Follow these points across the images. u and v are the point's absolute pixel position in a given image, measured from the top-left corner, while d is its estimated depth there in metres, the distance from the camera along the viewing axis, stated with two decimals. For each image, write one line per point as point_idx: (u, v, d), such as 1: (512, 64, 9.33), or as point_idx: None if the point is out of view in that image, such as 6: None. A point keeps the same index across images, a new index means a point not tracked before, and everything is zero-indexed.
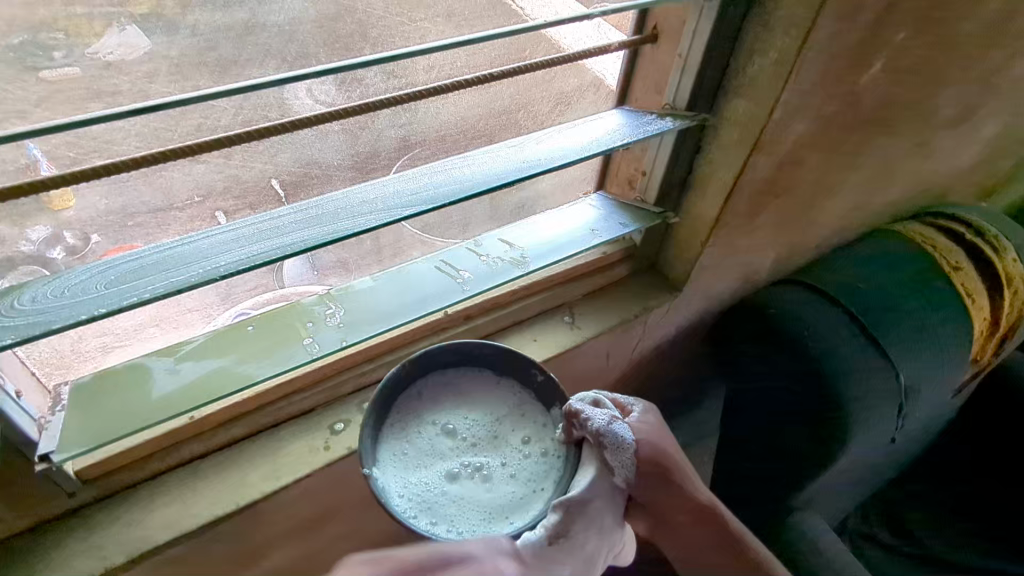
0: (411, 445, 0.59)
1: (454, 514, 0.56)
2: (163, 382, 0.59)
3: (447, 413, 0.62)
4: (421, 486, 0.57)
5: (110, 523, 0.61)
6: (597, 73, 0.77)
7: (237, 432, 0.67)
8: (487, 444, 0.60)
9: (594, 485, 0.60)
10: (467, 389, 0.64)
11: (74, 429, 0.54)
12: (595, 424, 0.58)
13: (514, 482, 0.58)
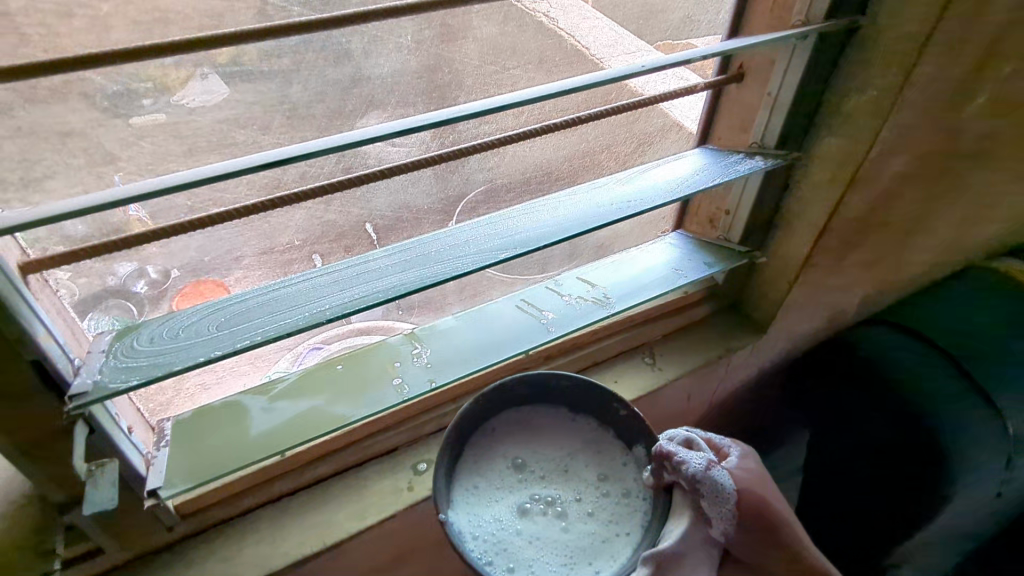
0: (483, 486, 0.57)
1: (531, 558, 0.53)
2: (259, 420, 0.60)
3: (520, 452, 0.59)
4: (494, 525, 0.54)
5: (204, 558, 0.62)
6: (674, 115, 0.77)
7: (324, 469, 0.68)
8: (560, 478, 0.58)
9: (689, 537, 0.55)
10: (540, 425, 0.61)
11: (179, 465, 0.57)
12: (692, 468, 0.55)
13: (594, 527, 0.55)
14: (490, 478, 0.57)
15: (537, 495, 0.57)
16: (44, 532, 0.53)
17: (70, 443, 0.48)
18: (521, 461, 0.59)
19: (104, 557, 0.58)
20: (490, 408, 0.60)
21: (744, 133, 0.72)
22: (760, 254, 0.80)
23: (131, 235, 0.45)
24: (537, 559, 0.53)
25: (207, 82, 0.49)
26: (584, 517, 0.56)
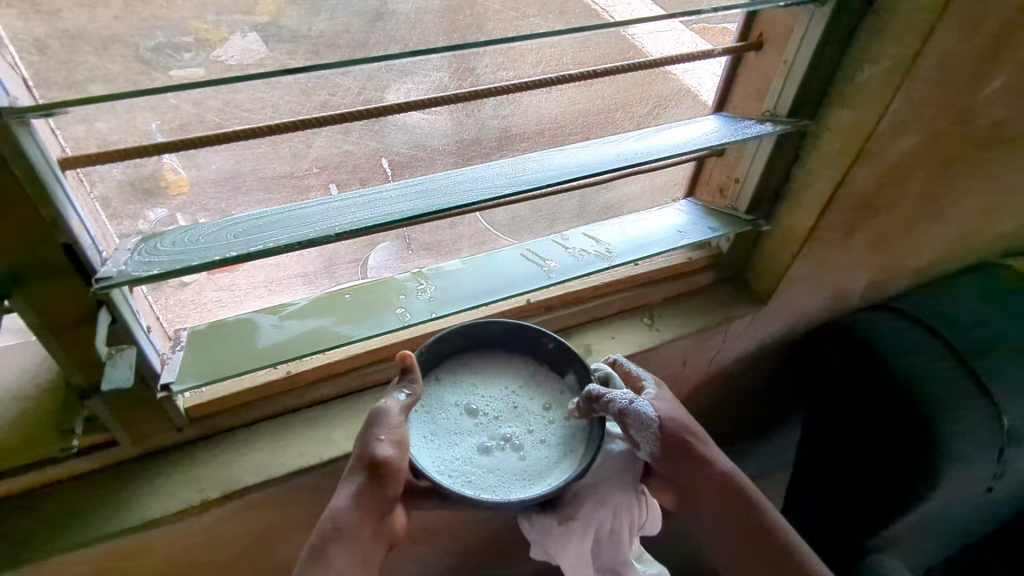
0: (438, 430, 0.61)
1: (497, 484, 0.58)
2: (268, 334, 0.64)
3: (465, 393, 0.63)
4: (458, 461, 0.59)
5: (209, 461, 0.66)
6: (691, 85, 0.78)
7: (326, 391, 0.72)
8: (509, 413, 0.63)
9: (613, 463, 0.66)
10: (484, 367, 0.66)
11: (190, 366, 0.60)
12: (618, 404, 0.59)
13: (546, 448, 0.61)
14: (443, 421, 0.61)
15: (491, 429, 0.61)
16: (67, 412, 0.58)
17: (95, 326, 0.52)
18: (472, 401, 0.63)
19: (118, 450, 0.63)
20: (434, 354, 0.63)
21: (758, 101, 0.73)
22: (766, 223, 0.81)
23: (166, 141, 0.49)
24: (502, 483, 0.57)
25: (245, 41, 0.53)
26: (534, 440, 0.61)
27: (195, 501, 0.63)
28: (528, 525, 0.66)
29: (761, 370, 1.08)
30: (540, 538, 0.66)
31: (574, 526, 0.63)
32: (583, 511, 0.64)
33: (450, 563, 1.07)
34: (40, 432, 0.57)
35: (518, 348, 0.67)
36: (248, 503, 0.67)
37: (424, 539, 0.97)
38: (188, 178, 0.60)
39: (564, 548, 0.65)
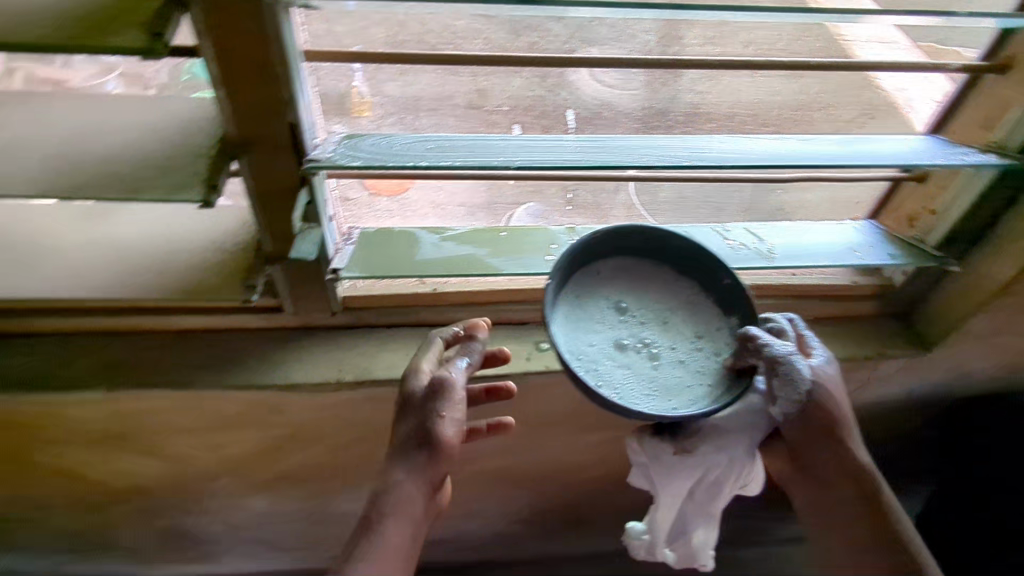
0: (585, 315, 0.61)
1: (622, 383, 0.58)
2: (427, 250, 0.69)
3: (622, 294, 0.64)
4: (592, 348, 0.59)
5: (350, 348, 0.73)
6: (900, 101, 0.73)
7: (462, 317, 0.75)
8: (657, 327, 0.62)
9: (743, 412, 0.66)
10: (646, 277, 0.65)
11: (358, 259, 0.67)
12: (772, 351, 0.59)
13: (680, 373, 0.60)
14: (590, 310, 0.62)
15: (635, 334, 0.61)
16: (252, 270, 0.66)
17: (293, 200, 0.59)
18: (625, 303, 0.63)
19: (280, 317, 0.72)
20: (604, 250, 0.64)
21: (984, 129, 0.65)
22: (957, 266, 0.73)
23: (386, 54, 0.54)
24: (626, 385, 0.58)
25: None
26: (673, 362, 0.61)
27: (332, 378, 0.71)
28: (639, 446, 0.66)
29: (901, 424, 0.99)
30: (643, 461, 0.66)
31: (684, 460, 0.64)
32: (699, 447, 0.64)
33: (526, 507, 1.12)
34: (224, 283, 0.64)
35: (687, 273, 0.66)
36: (372, 394, 0.74)
37: (511, 478, 1.02)
38: (369, 103, 0.65)
39: (667, 476, 0.65)
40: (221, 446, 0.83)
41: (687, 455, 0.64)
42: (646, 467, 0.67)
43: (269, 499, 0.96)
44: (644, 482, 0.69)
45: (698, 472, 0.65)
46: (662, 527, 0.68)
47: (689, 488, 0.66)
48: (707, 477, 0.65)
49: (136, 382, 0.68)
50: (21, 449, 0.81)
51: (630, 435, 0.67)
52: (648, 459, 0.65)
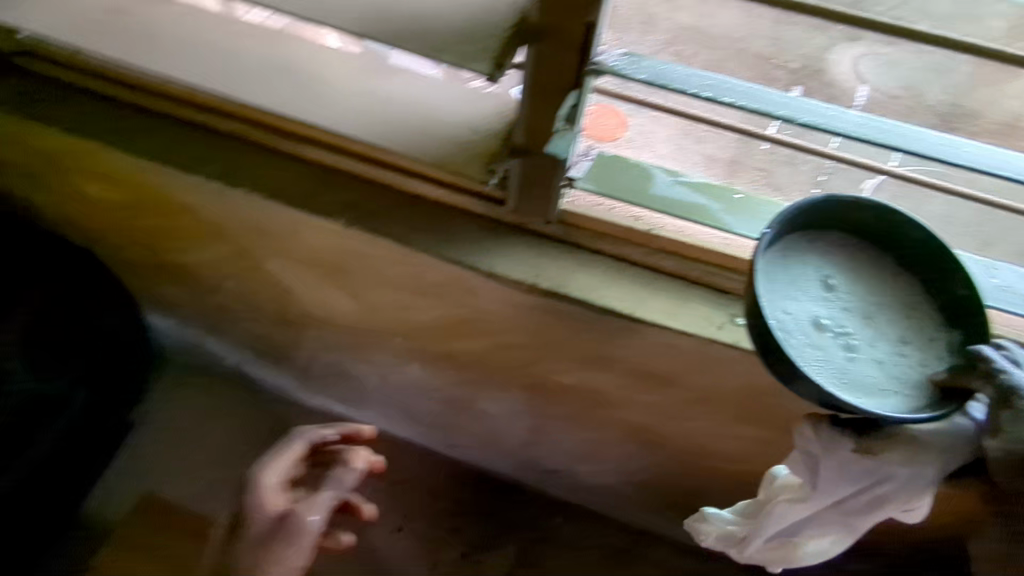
0: (792, 281, 0.60)
1: (812, 359, 0.57)
2: (661, 185, 0.69)
3: (834, 273, 0.62)
4: (790, 315, 0.59)
5: (551, 258, 0.75)
6: None
7: (666, 265, 0.74)
8: (861, 317, 0.61)
9: (947, 435, 0.61)
10: (863, 266, 0.63)
11: (595, 172, 0.70)
12: (1010, 380, 0.54)
13: (874, 369, 0.58)
14: (800, 279, 0.61)
15: (836, 317, 0.60)
16: (496, 156, 0.68)
17: (564, 100, 0.62)
18: (834, 283, 0.61)
19: (498, 210, 0.75)
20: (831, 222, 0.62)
21: None
22: None
23: None
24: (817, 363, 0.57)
25: None
26: (871, 357, 0.59)
27: (528, 280, 0.73)
28: (811, 432, 0.63)
29: None
30: (814, 448, 0.63)
31: (862, 463, 0.61)
32: (887, 455, 0.60)
33: (644, 468, 1.12)
34: (468, 161, 0.68)
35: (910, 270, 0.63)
36: (556, 308, 0.76)
37: (645, 438, 1.02)
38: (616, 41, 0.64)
39: (835, 473, 0.62)
40: (409, 308, 0.90)
41: (870, 457, 0.61)
42: (813, 456, 0.64)
43: (427, 367, 1.07)
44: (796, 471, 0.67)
45: (869, 479, 0.62)
46: (775, 525, 0.69)
47: (846, 492, 0.64)
48: (875, 487, 0.63)
49: (368, 226, 0.76)
50: (252, 255, 0.93)
51: (805, 417, 0.63)
52: (823, 449, 0.62)
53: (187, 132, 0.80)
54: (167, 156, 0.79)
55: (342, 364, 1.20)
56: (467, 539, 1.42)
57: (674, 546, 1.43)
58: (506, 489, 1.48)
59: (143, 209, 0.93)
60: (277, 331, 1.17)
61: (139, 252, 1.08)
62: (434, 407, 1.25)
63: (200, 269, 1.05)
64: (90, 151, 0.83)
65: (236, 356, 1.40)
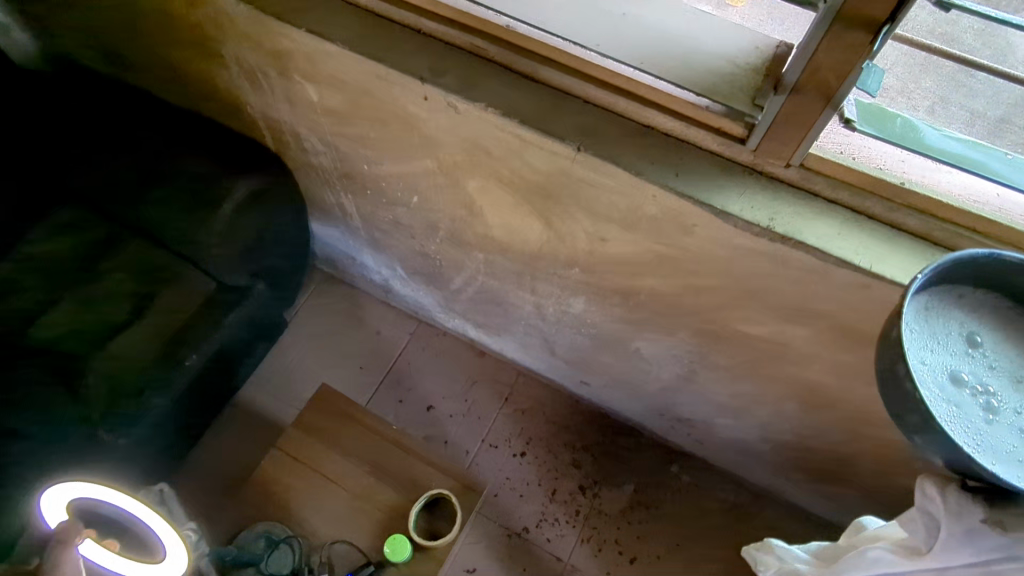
0: (934, 327, 0.55)
1: (948, 415, 0.51)
2: (935, 137, 0.67)
3: (977, 329, 0.56)
4: (930, 363, 0.53)
5: (785, 204, 0.74)
6: None
7: (907, 221, 0.71)
8: (1006, 384, 0.54)
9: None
10: (1015, 330, 0.57)
11: (867, 118, 0.68)
12: None
13: (1018, 441, 0.52)
14: (942, 328, 0.55)
15: (978, 375, 0.54)
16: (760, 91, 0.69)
17: (871, 42, 0.58)
18: (975, 338, 0.56)
19: (736, 149, 0.74)
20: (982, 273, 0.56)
21: None
22: None
23: None
24: (953, 422, 0.51)
25: None
26: (1016, 429, 0.52)
27: (761, 222, 0.73)
28: (936, 494, 0.57)
29: None
30: (933, 509, 0.57)
31: (990, 538, 0.54)
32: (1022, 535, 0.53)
33: (792, 426, 1.13)
34: (736, 91, 0.69)
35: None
36: (779, 251, 0.75)
37: (811, 396, 1.01)
38: None
39: (952, 542, 0.56)
40: (605, 241, 0.92)
41: (1001, 533, 0.53)
42: (933, 517, 0.58)
43: (594, 302, 1.09)
44: (911, 528, 0.61)
45: (996, 554, 0.55)
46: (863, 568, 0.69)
47: (961, 563, 0.57)
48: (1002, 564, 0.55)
49: (600, 152, 0.77)
50: (454, 173, 0.96)
51: (928, 477, 0.57)
52: (942, 513, 0.56)
53: (427, 44, 0.83)
54: (409, 67, 0.82)
55: (500, 290, 1.24)
56: (586, 473, 1.47)
57: (791, 509, 1.44)
58: (626, 431, 1.52)
59: (357, 118, 0.97)
60: (444, 251, 1.22)
61: (333, 161, 1.13)
62: (577, 343, 1.27)
63: (389, 183, 1.09)
64: (329, 55, 0.86)
65: (388, 272, 1.46)
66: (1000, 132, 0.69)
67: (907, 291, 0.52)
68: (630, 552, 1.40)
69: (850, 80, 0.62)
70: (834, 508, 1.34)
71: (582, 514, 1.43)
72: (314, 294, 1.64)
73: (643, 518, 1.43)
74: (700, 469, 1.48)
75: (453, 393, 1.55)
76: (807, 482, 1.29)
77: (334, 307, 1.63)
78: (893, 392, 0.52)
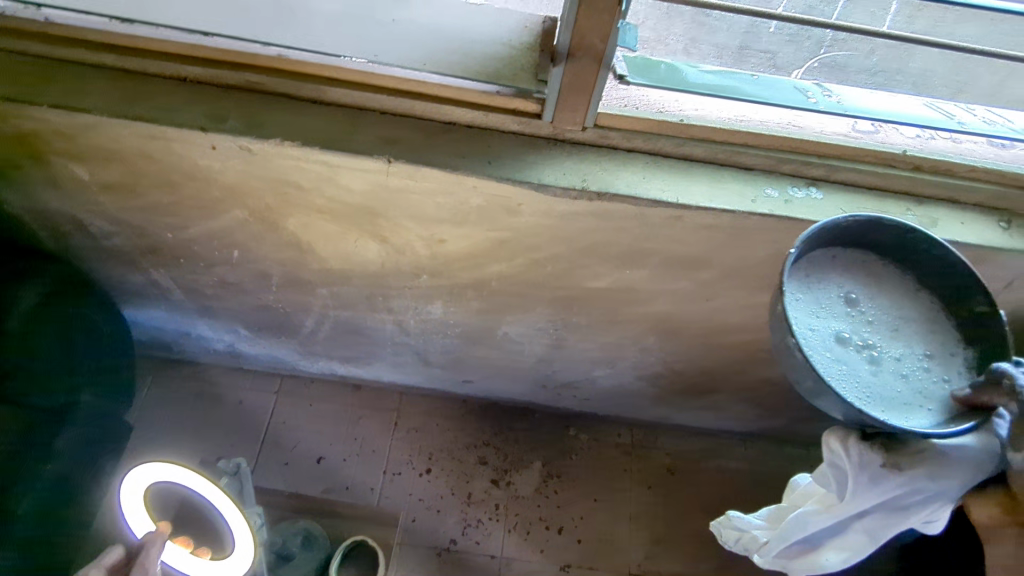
0: (817, 295, 0.64)
1: (839, 375, 0.61)
2: (693, 74, 0.75)
3: (853, 290, 0.65)
4: (817, 329, 0.62)
5: (593, 165, 0.79)
6: None
7: (694, 152, 0.80)
8: (885, 334, 0.64)
9: (978, 449, 0.68)
10: (883, 282, 0.67)
11: (639, 70, 0.74)
12: None
13: (900, 385, 0.62)
14: (823, 295, 0.64)
15: (860, 331, 0.64)
16: (539, 67, 0.73)
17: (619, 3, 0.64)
18: (853, 297, 0.65)
19: (536, 125, 0.77)
20: (849, 237, 0.66)
21: None
22: None
23: None
24: (844, 380, 0.60)
25: None
26: (895, 372, 0.63)
27: (577, 186, 0.77)
28: (842, 450, 0.66)
29: None
30: (842, 463, 0.66)
31: (889, 477, 0.66)
32: (913, 469, 0.66)
33: (658, 359, 1.22)
34: (520, 72, 0.73)
35: (933, 286, 0.67)
36: (598, 207, 0.81)
37: (664, 328, 1.11)
38: None
39: (864, 487, 0.66)
40: (442, 241, 0.92)
41: (898, 472, 0.66)
42: (841, 469, 0.67)
43: (451, 302, 1.09)
44: (823, 482, 0.70)
45: (896, 492, 0.67)
46: (799, 532, 0.74)
47: (874, 505, 0.68)
48: (896, 499, 0.68)
49: (412, 159, 0.77)
50: (269, 217, 0.91)
51: (832, 434, 0.66)
52: (853, 465, 0.65)
53: (197, 93, 0.77)
54: (184, 119, 0.76)
55: (355, 319, 1.20)
56: (494, 466, 1.48)
57: (680, 431, 1.56)
58: (518, 413, 1.55)
59: (142, 187, 0.89)
60: (285, 297, 1.15)
61: (129, 239, 1.02)
62: (448, 347, 1.28)
63: (201, 245, 1.01)
64: (86, 128, 0.78)
65: (230, 337, 1.36)
66: (740, 57, 0.79)
67: (783, 273, 0.61)
68: (556, 524, 1.44)
69: (612, 40, 0.67)
70: (714, 416, 1.47)
71: (502, 506, 1.45)
72: (153, 383, 1.48)
73: (558, 488, 1.48)
74: (594, 425, 1.55)
75: (339, 436, 1.48)
76: (686, 403, 1.41)
77: (181, 391, 1.48)
78: (788, 360, 0.61)
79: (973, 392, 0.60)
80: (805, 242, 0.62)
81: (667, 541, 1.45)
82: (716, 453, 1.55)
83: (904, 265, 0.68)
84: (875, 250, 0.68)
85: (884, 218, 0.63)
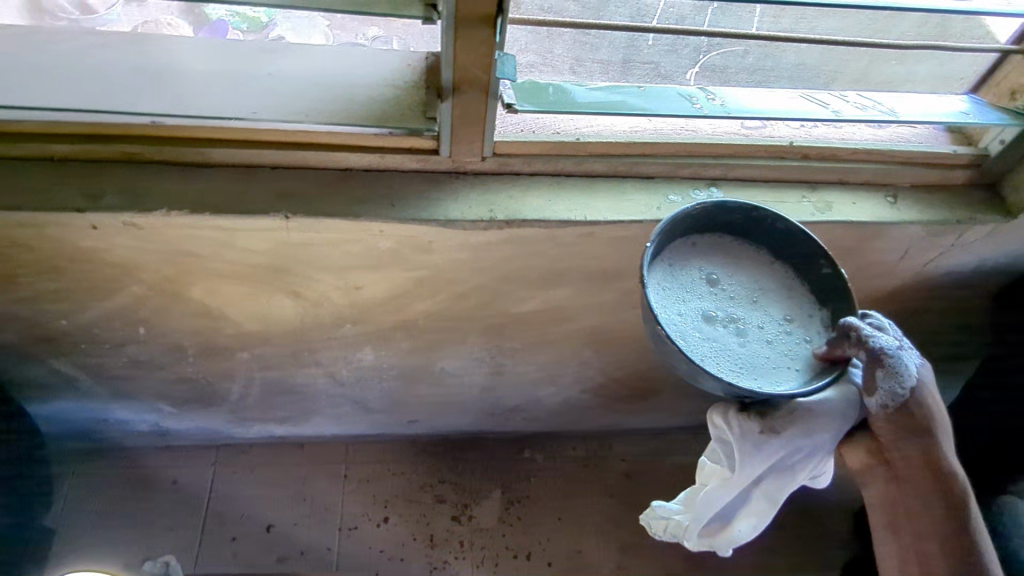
0: (680, 281, 0.68)
1: (709, 353, 0.64)
2: (580, 94, 0.74)
3: (714, 270, 0.70)
4: (683, 313, 0.66)
5: (497, 193, 0.79)
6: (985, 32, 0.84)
7: (594, 168, 0.81)
8: (749, 306, 0.68)
9: (839, 400, 0.71)
10: (740, 259, 0.72)
11: (524, 95, 0.71)
12: (873, 344, 0.64)
13: (767, 352, 0.66)
14: (685, 280, 0.68)
15: (724, 308, 0.67)
16: (429, 102, 0.72)
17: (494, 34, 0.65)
18: (715, 277, 0.69)
19: (435, 161, 0.77)
20: (703, 222, 0.71)
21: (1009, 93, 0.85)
22: (993, 170, 0.89)
23: None
24: (715, 357, 0.64)
25: None
26: (762, 341, 0.67)
27: (484, 217, 0.77)
28: (724, 423, 0.70)
29: (957, 300, 1.09)
30: (727, 436, 0.70)
31: (770, 442, 0.69)
32: (788, 430, 0.69)
33: (598, 370, 1.23)
34: (407, 111, 0.72)
35: (785, 256, 0.72)
36: (509, 234, 0.80)
37: (599, 339, 1.11)
38: None
39: (749, 456, 0.69)
40: (359, 287, 0.89)
41: (777, 435, 0.69)
42: (728, 442, 0.71)
43: (380, 346, 1.05)
44: (717, 459, 0.74)
45: (779, 454, 0.70)
46: (711, 512, 0.75)
47: (765, 470, 0.71)
48: (783, 461, 0.71)
49: (310, 212, 0.74)
50: (171, 288, 0.86)
51: (715, 411, 0.71)
52: (735, 436, 0.69)
53: (68, 171, 0.73)
54: (56, 202, 0.71)
55: (285, 378, 1.15)
56: (453, 503, 1.45)
57: (633, 435, 1.57)
58: (471, 444, 1.52)
59: (23, 277, 0.82)
60: (205, 367, 1.09)
61: (20, 332, 0.95)
62: (387, 391, 1.24)
63: (102, 327, 0.94)
64: None
65: (153, 416, 1.28)
66: (630, 67, 0.82)
67: (643, 267, 0.64)
68: (524, 550, 1.41)
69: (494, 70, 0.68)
70: (662, 415, 1.49)
71: (467, 542, 1.41)
72: (74, 477, 1.38)
73: (521, 513, 1.45)
74: (548, 443, 1.54)
75: (288, 500, 1.41)
76: (633, 407, 1.42)
77: (108, 481, 1.38)
78: (665, 348, 0.64)
79: (829, 346, 0.65)
80: (660, 234, 0.66)
81: (635, 548, 1.44)
82: (671, 451, 1.56)
83: (758, 239, 0.73)
84: (729, 231, 0.73)
85: (728, 201, 0.69)
